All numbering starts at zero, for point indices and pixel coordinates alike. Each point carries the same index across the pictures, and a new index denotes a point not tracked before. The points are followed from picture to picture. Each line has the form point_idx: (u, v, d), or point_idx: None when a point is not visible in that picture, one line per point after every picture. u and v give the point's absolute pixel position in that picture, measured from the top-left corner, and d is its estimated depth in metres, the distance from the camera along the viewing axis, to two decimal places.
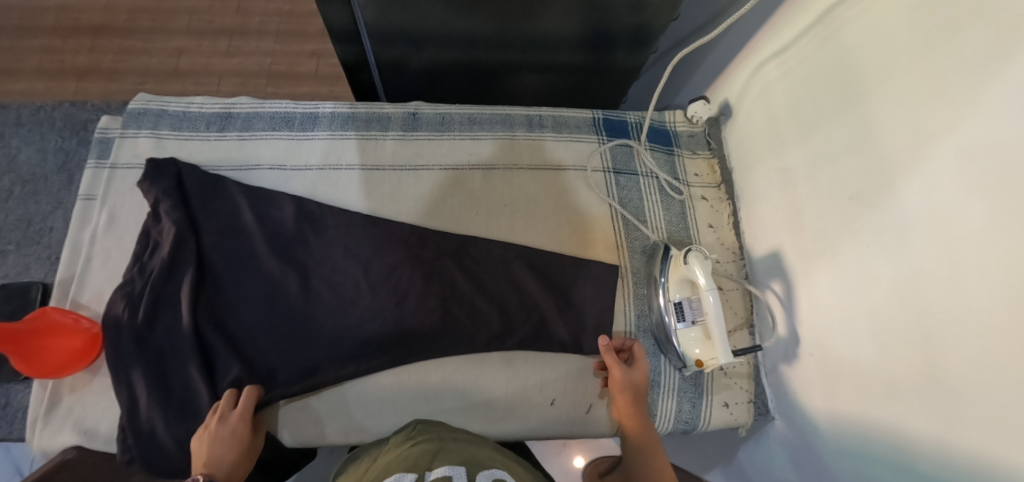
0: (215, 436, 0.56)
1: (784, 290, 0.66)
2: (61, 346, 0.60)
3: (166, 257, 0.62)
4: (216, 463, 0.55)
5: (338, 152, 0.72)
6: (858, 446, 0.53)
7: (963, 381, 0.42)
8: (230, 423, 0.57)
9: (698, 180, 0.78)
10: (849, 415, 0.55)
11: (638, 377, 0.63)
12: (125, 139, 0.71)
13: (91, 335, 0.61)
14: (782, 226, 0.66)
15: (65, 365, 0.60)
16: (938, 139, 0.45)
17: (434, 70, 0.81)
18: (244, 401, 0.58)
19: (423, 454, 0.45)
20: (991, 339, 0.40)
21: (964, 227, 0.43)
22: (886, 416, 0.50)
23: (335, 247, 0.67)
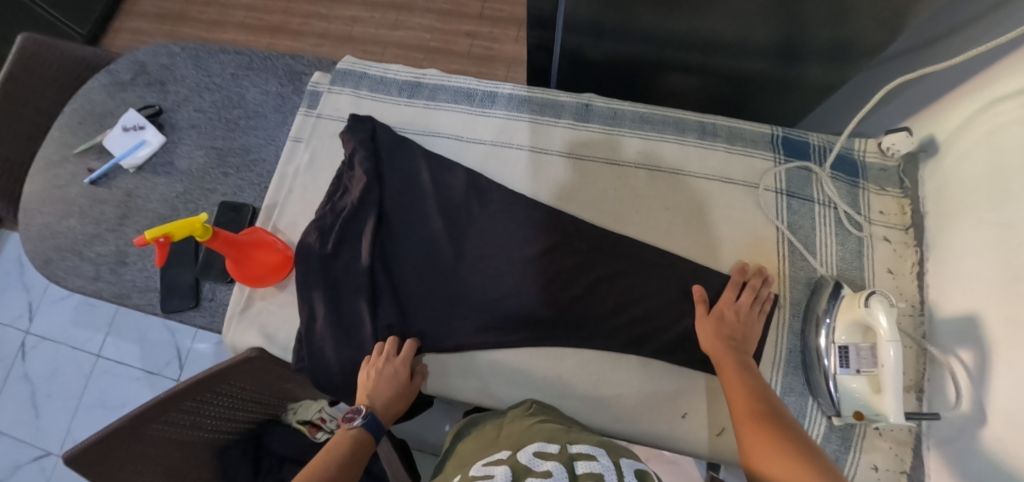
0: (381, 373, 0.63)
1: (975, 361, 0.58)
2: (266, 259, 0.70)
3: (354, 201, 0.70)
4: (377, 396, 0.62)
5: (510, 131, 0.76)
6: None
7: None
8: (393, 366, 0.63)
9: (882, 219, 0.71)
10: None
11: (729, 308, 0.63)
12: (331, 93, 0.80)
13: (286, 255, 0.71)
14: (988, 288, 0.58)
15: (265, 275, 0.70)
16: None
17: (610, 64, 0.81)
18: (408, 350, 0.65)
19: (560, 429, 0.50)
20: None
21: None
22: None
23: (496, 222, 0.71)
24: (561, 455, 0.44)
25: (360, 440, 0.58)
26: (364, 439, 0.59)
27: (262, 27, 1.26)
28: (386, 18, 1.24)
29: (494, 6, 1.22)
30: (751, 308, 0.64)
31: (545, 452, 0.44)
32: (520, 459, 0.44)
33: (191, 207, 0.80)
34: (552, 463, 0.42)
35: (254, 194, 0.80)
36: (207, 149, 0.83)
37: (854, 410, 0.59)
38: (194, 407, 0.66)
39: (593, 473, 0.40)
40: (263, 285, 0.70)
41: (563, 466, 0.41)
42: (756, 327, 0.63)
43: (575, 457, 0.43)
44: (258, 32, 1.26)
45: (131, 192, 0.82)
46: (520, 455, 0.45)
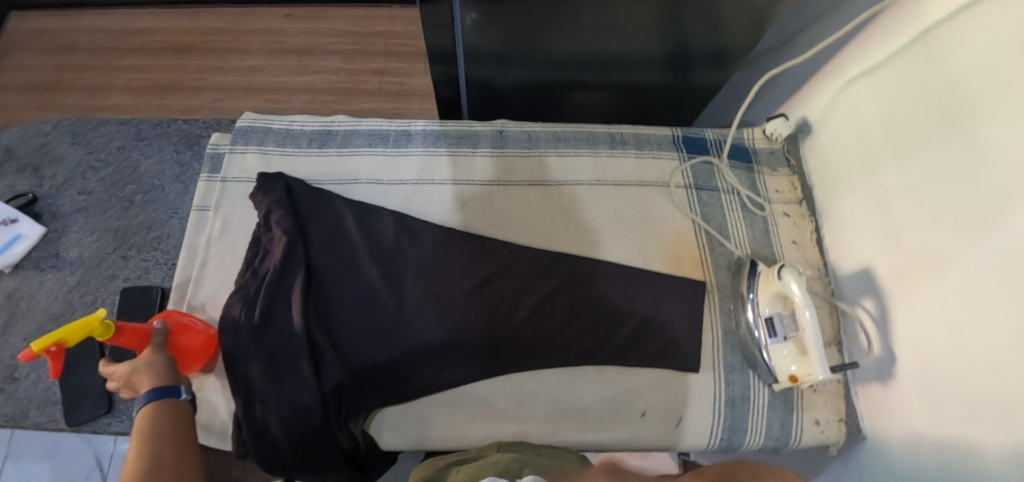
0: (145, 440, 0.50)
1: (877, 308, 0.67)
2: (187, 345, 0.63)
3: (277, 264, 0.66)
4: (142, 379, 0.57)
5: (430, 168, 0.76)
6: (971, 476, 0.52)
7: None
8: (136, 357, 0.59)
9: (780, 197, 0.78)
10: (955, 439, 0.55)
11: None
12: (233, 154, 0.76)
13: (210, 335, 0.65)
14: (875, 244, 0.67)
15: (187, 361, 0.63)
16: None
17: (518, 89, 0.84)
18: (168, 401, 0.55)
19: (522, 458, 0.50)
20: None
21: None
22: (1000, 444, 0.49)
23: (432, 260, 0.70)
24: None
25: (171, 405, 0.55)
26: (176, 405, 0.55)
27: (147, 88, 1.17)
28: (285, 63, 1.20)
29: (398, 42, 1.24)
30: None
31: None
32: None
33: (88, 297, 0.72)
34: None
35: (163, 273, 0.74)
36: (101, 233, 0.76)
37: (787, 375, 0.64)
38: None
39: None
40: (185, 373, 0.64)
41: None
42: None
43: None
44: (142, 93, 1.16)
45: (13, 295, 0.72)
46: None
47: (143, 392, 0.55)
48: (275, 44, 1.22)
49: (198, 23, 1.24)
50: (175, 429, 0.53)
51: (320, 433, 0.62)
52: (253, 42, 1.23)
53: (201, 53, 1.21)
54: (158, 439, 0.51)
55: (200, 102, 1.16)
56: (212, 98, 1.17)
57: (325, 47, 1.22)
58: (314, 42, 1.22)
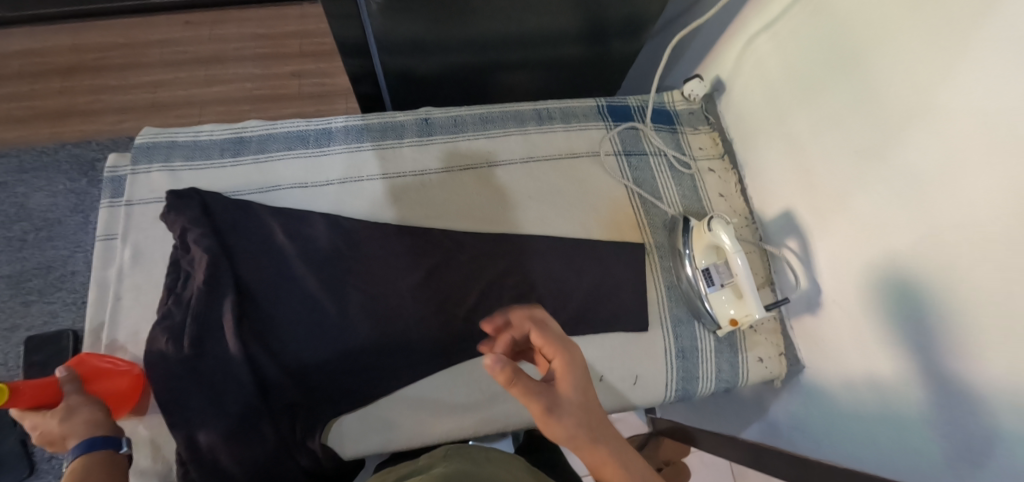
0: None
1: (800, 246, 0.72)
2: (104, 391, 0.58)
3: (203, 287, 0.62)
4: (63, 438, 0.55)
5: (358, 164, 0.73)
6: (899, 382, 0.58)
7: (985, 304, 0.48)
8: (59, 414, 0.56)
9: (703, 154, 0.81)
10: (879, 351, 0.61)
11: None
12: (136, 174, 0.69)
13: (135, 374, 0.60)
14: (791, 186, 0.72)
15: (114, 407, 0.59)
16: (945, 91, 0.50)
17: (440, 76, 0.82)
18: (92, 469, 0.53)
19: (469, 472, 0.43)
20: (1008, 259, 0.46)
21: (966, 165, 0.49)
22: (916, 348, 0.56)
23: (372, 260, 0.68)
24: None
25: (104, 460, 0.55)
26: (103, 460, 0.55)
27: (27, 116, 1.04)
28: (187, 74, 1.11)
29: (312, 41, 1.18)
30: None
31: None
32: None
33: None
34: None
35: None
36: None
37: (728, 318, 0.68)
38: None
39: None
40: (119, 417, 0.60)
41: None
42: None
43: None
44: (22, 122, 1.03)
45: None
46: None
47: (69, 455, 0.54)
48: (175, 47, 1.13)
49: (81, 39, 1.11)
50: None
51: (275, 458, 0.58)
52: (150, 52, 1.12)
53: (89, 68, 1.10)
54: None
55: (96, 126, 1.05)
56: (107, 119, 1.06)
57: (233, 52, 1.14)
58: (222, 48, 1.14)
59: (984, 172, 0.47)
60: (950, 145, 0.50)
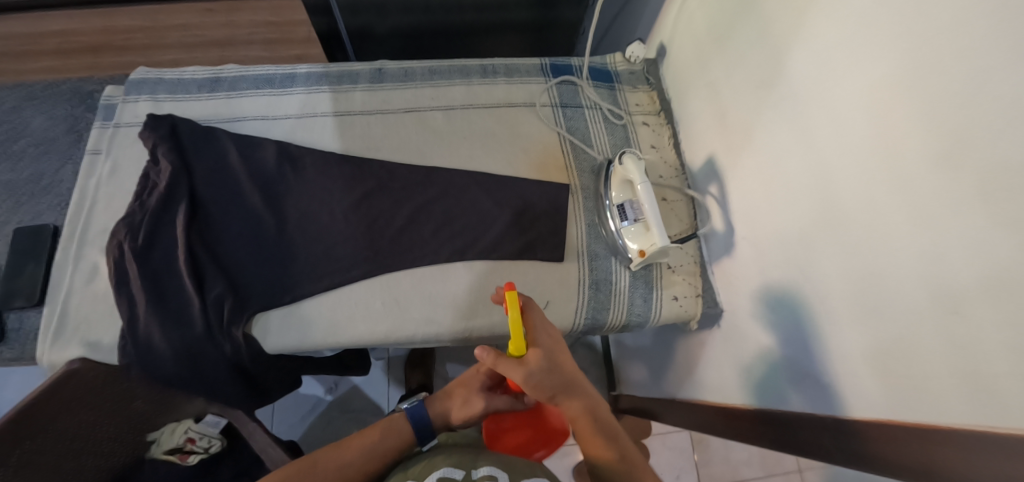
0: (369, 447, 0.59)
1: (719, 190, 0.74)
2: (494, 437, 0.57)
3: (162, 192, 0.71)
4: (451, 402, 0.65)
5: (313, 103, 0.81)
6: (794, 305, 0.59)
7: (851, 209, 0.50)
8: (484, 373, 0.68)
9: (639, 109, 0.86)
10: (779, 281, 0.62)
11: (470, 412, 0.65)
12: (127, 103, 0.80)
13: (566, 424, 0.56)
14: (713, 133, 0.74)
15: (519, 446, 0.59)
16: (815, 14, 0.53)
17: (400, 37, 0.91)
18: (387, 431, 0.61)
19: (467, 454, 0.54)
20: (870, 165, 0.47)
21: (834, 79, 0.51)
22: (806, 268, 0.57)
23: (312, 183, 0.75)
24: None
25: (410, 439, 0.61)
26: (412, 436, 0.61)
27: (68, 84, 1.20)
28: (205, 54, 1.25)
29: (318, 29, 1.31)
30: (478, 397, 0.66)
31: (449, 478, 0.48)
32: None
33: None
34: None
35: (55, 214, 0.75)
36: None
37: (637, 250, 0.70)
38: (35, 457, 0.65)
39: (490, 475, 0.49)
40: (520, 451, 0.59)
41: None
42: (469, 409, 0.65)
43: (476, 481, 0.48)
44: None
45: None
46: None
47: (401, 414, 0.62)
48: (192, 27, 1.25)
49: (112, 20, 1.23)
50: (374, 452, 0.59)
51: (200, 341, 0.66)
52: (171, 33, 1.25)
53: (113, 41, 1.22)
54: (360, 461, 0.58)
55: None
56: None
57: (244, 36, 1.25)
58: (234, 33, 1.25)
59: (849, 87, 0.49)
60: (821, 64, 0.53)
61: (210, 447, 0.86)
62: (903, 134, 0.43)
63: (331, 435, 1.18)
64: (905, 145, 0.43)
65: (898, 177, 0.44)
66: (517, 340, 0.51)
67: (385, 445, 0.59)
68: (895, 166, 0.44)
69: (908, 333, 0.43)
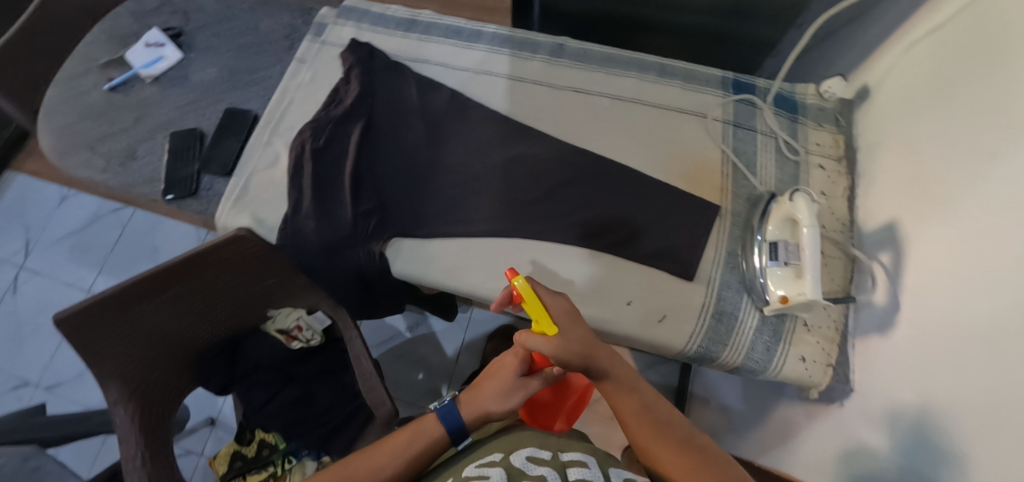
0: (396, 455, 0.60)
1: (892, 260, 0.66)
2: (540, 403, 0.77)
3: (347, 108, 0.78)
4: (490, 399, 0.63)
5: (492, 62, 0.85)
6: (949, 409, 0.52)
7: None
8: (512, 362, 0.65)
9: (819, 150, 0.78)
10: (943, 382, 0.54)
11: (515, 398, 0.64)
12: (336, 25, 0.90)
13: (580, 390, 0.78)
14: (904, 196, 0.66)
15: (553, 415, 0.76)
16: None
17: (586, 17, 0.91)
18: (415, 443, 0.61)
19: (549, 437, 0.57)
20: None
21: None
22: (980, 370, 0.49)
23: (473, 134, 0.79)
24: (554, 462, 0.51)
25: (439, 442, 0.62)
26: (444, 436, 0.62)
27: None
28: None
29: None
30: (513, 389, 0.64)
31: (539, 457, 0.51)
32: (513, 461, 0.51)
33: (198, 111, 0.86)
34: (546, 468, 0.49)
35: (259, 104, 0.87)
36: (220, 67, 0.89)
37: (779, 295, 0.65)
38: (175, 297, 0.77)
39: (582, 468, 0.50)
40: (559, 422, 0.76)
41: (556, 471, 0.49)
42: (509, 405, 0.63)
43: (567, 464, 0.50)
44: None
45: (144, 99, 0.87)
46: (514, 458, 0.52)
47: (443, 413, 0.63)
48: None
49: None
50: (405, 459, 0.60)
51: (344, 240, 0.72)
52: None
53: None
54: (392, 461, 0.60)
55: None
56: None
57: None
58: None
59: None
60: None
61: (310, 340, 0.93)
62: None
63: (399, 368, 1.26)
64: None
65: None
66: (541, 318, 0.55)
67: (413, 450, 0.61)
68: None
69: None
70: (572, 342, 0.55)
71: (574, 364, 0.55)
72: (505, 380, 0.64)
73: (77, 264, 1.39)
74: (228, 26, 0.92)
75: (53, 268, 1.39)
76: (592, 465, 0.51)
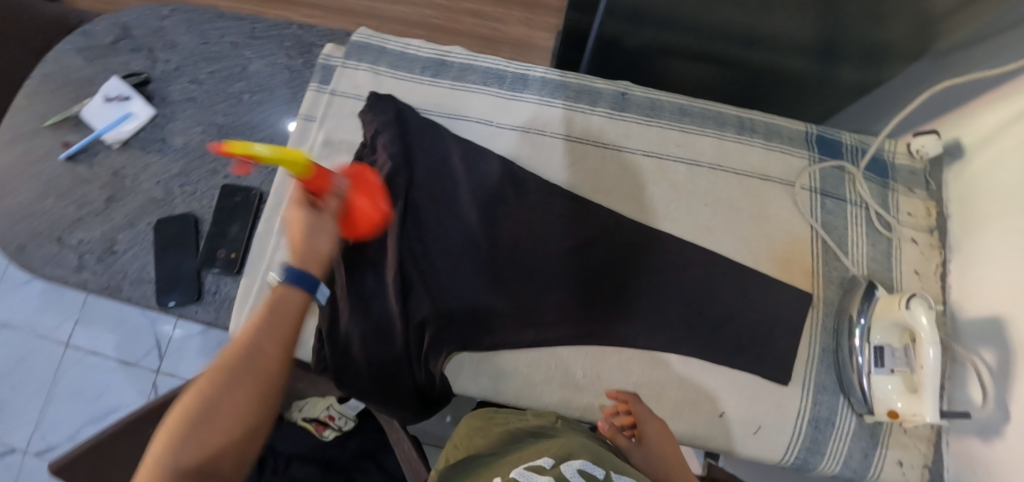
0: (262, 317, 0.45)
1: (997, 362, 0.59)
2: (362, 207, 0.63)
3: (378, 190, 0.64)
4: (307, 234, 0.51)
5: (544, 117, 0.71)
6: None
7: None
8: (293, 209, 0.53)
9: (911, 221, 0.71)
10: None
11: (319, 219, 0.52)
12: (347, 69, 0.74)
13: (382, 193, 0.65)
14: (1013, 290, 0.60)
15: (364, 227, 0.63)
16: None
17: (646, 52, 0.78)
18: (292, 300, 0.47)
19: (603, 451, 0.43)
20: None
21: None
22: None
23: (531, 213, 0.67)
24: None
25: (302, 299, 0.48)
26: (304, 299, 0.48)
27: None
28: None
29: None
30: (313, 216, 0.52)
31: (592, 475, 0.36)
32: (564, 472, 0.36)
33: (188, 185, 0.70)
34: None
35: (263, 175, 0.71)
36: (209, 126, 0.73)
37: (888, 409, 0.60)
38: None
39: None
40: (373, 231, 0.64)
41: None
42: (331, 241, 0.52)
43: None
44: None
45: (116, 170, 0.71)
46: (564, 467, 0.37)
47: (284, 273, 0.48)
48: None
49: None
50: (288, 316, 0.46)
51: (399, 361, 0.62)
52: None
53: None
54: (279, 331, 0.45)
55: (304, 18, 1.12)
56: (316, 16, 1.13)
57: None
58: None
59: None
60: None
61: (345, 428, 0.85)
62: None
63: None
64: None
65: None
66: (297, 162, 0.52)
67: (284, 309, 0.46)
68: None
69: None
70: (650, 449, 0.58)
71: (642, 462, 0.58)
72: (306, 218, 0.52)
73: (48, 313, 1.21)
74: (212, 71, 0.77)
75: (20, 318, 1.21)
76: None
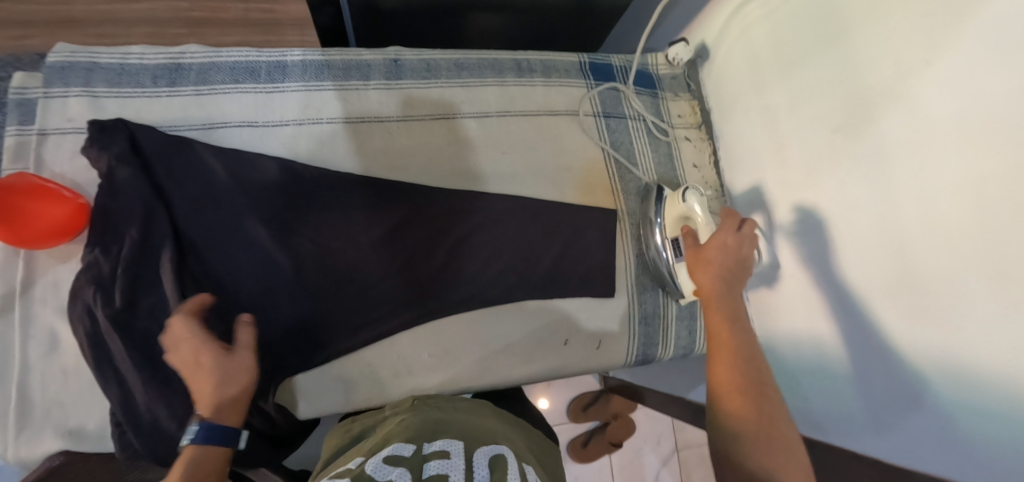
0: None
1: (767, 221, 0.72)
2: (39, 209, 0.54)
3: (139, 236, 0.56)
4: (211, 375, 0.50)
5: (316, 104, 0.66)
6: (835, 348, 0.61)
7: (925, 287, 0.50)
8: (184, 358, 0.50)
9: (682, 121, 0.81)
10: (833, 334, 0.62)
11: (242, 351, 0.52)
12: (53, 99, 0.60)
13: (73, 203, 0.57)
14: (763, 159, 0.72)
15: (55, 230, 0.56)
16: (931, 76, 0.49)
17: (411, 12, 0.74)
18: (201, 458, 0.47)
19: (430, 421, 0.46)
20: (958, 238, 0.47)
21: (942, 169, 0.48)
22: (850, 322, 0.59)
23: (330, 210, 0.63)
24: (415, 458, 0.39)
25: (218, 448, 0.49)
26: (223, 446, 0.49)
27: None
28: None
29: None
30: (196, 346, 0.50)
31: (397, 456, 0.38)
32: (366, 465, 0.37)
33: None
34: (399, 469, 0.36)
35: None
36: None
37: (690, 290, 0.67)
38: None
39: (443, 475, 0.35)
40: (76, 225, 0.57)
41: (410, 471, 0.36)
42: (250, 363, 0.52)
43: (428, 457, 0.39)
44: None
45: None
46: (369, 460, 0.38)
47: (196, 428, 0.48)
48: None
49: None
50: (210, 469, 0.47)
51: None
52: None
53: None
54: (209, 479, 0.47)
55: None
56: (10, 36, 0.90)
57: None
58: None
59: (955, 152, 0.47)
60: (932, 140, 0.49)
61: None
62: (1006, 200, 0.43)
63: None
64: (999, 225, 0.43)
65: (992, 277, 0.44)
66: None
67: (206, 457, 0.47)
68: (993, 254, 0.44)
69: (957, 363, 0.47)
70: (712, 274, 0.56)
71: (705, 284, 0.56)
72: (201, 346, 0.50)
73: None
74: None
75: None
76: (461, 452, 0.40)
